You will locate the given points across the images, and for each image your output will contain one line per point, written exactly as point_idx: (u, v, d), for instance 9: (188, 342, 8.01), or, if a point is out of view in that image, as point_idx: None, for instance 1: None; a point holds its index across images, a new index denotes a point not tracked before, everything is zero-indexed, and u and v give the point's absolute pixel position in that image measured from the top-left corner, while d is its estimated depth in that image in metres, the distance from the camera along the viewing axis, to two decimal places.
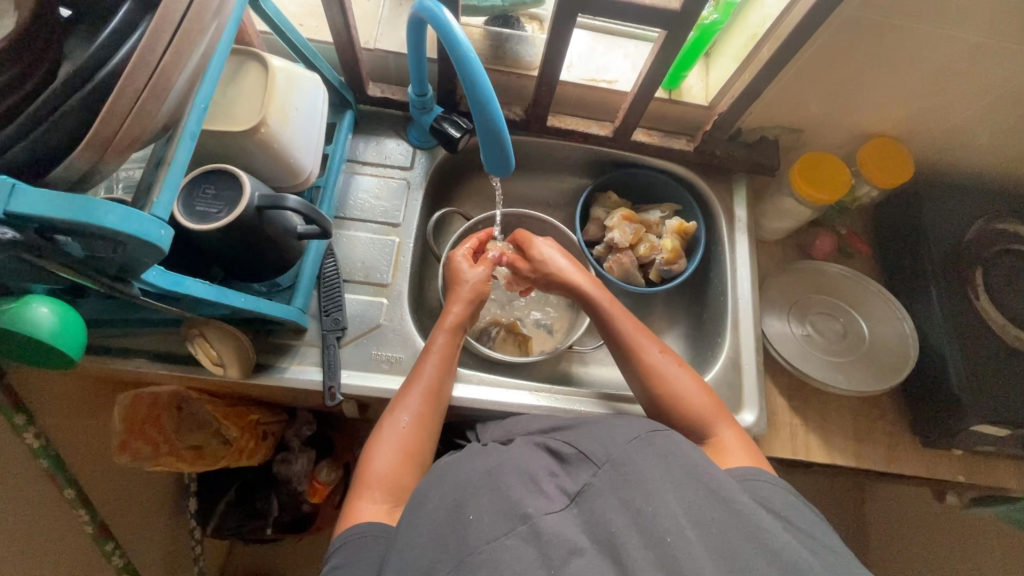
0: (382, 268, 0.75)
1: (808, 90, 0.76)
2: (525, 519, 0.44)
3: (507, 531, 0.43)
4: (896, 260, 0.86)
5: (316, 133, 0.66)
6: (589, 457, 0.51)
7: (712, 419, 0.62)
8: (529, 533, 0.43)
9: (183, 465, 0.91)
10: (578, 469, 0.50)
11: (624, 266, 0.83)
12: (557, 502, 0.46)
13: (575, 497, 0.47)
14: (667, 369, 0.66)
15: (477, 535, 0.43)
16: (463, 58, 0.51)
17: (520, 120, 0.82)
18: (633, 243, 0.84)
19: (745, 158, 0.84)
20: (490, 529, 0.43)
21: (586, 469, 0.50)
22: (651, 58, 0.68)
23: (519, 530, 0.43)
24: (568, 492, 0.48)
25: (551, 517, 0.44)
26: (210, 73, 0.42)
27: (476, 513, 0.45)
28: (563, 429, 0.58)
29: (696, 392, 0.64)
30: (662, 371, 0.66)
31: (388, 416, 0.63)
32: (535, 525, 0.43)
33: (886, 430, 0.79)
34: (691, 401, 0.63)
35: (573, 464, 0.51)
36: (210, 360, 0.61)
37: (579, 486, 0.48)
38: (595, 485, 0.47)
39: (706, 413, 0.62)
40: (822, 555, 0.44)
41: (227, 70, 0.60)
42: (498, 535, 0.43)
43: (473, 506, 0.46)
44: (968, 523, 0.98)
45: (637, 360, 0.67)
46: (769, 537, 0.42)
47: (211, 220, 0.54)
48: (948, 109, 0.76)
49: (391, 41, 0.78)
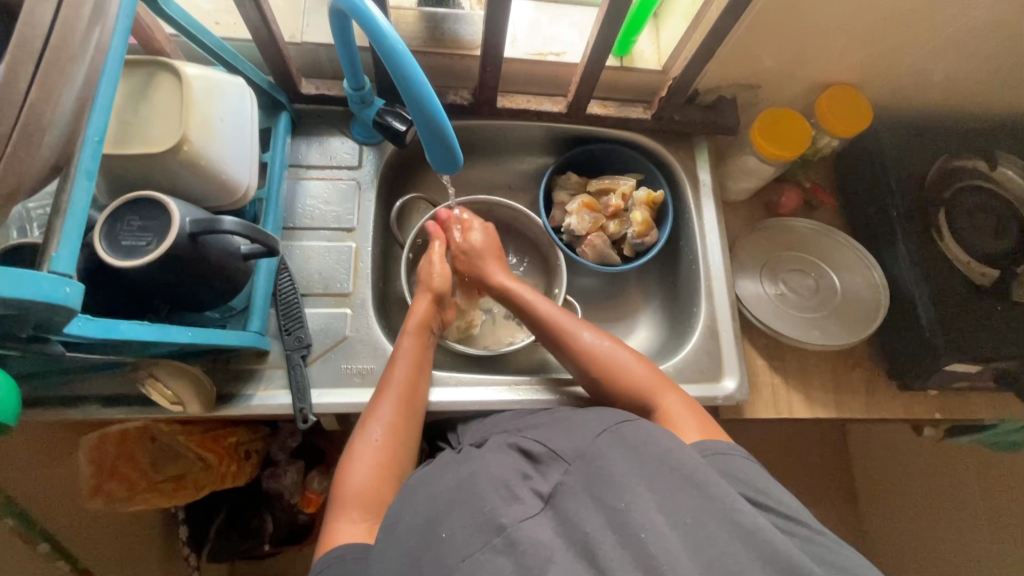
0: (341, 277, 0.71)
1: (760, 45, 0.73)
2: (500, 531, 0.42)
3: (482, 544, 0.42)
4: (860, 208, 0.85)
5: (249, 143, 0.61)
6: (559, 455, 0.51)
7: (655, 391, 0.63)
8: (504, 544, 0.41)
9: (164, 499, 0.88)
10: (550, 469, 0.50)
11: (596, 253, 0.81)
12: (533, 507, 0.45)
13: (549, 499, 0.46)
14: (603, 350, 0.67)
15: (451, 553, 0.42)
16: (390, 50, 0.47)
17: (468, 104, 0.78)
18: (595, 231, 0.82)
19: (703, 120, 0.81)
20: (464, 545, 0.42)
21: (557, 467, 0.49)
22: (597, 26, 0.64)
23: (495, 543, 0.42)
24: (542, 494, 0.46)
25: (527, 524, 0.43)
26: (101, 101, 0.39)
27: (449, 530, 0.44)
28: (533, 428, 0.57)
29: (634, 364, 0.65)
30: (597, 352, 0.67)
31: (361, 431, 0.61)
32: (511, 535, 0.42)
33: (864, 377, 0.80)
34: (630, 375, 0.64)
35: (545, 464, 0.50)
36: (167, 400, 0.58)
37: (552, 487, 0.47)
38: (567, 484, 0.47)
39: (645, 385, 0.63)
40: (797, 543, 0.45)
41: (137, 84, 0.54)
42: (473, 550, 0.42)
43: (446, 523, 0.45)
44: (947, 453, 1.02)
45: (574, 346, 0.68)
46: (743, 517, 0.42)
47: (140, 253, 0.49)
48: (898, 49, 0.74)
49: (319, 32, 0.72)
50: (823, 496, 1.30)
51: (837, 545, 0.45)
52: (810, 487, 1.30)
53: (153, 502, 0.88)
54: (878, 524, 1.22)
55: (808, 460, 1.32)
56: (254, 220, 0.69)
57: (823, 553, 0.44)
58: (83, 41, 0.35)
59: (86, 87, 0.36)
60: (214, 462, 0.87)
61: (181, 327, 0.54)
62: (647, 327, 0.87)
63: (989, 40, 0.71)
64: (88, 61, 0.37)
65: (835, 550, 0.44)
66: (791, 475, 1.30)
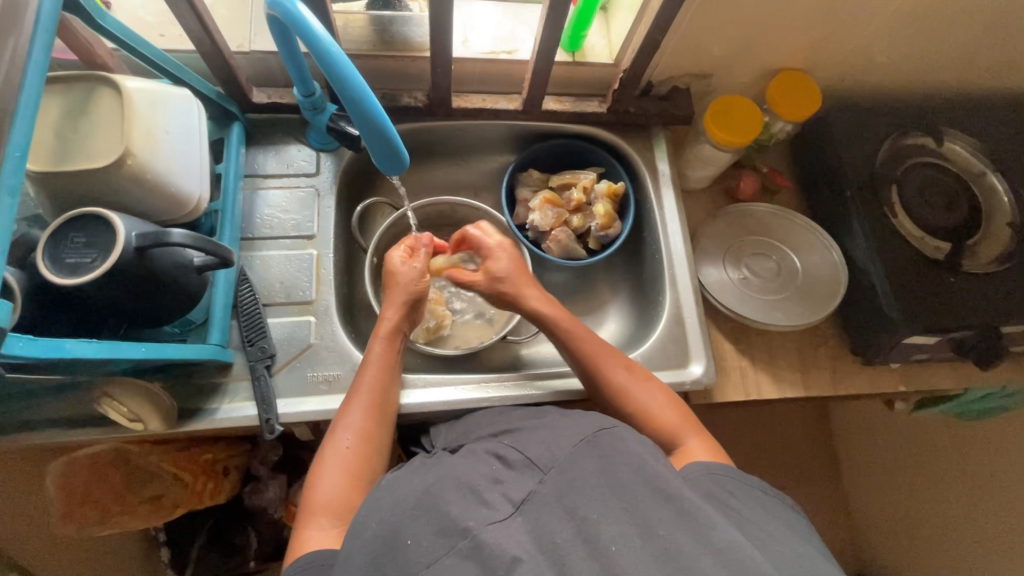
0: (303, 284, 0.71)
1: (707, 34, 0.75)
2: (465, 534, 0.43)
3: (448, 549, 0.42)
4: (817, 190, 0.87)
5: (197, 154, 0.61)
6: (536, 463, 0.50)
7: (680, 431, 0.62)
8: (470, 548, 0.42)
9: (140, 520, 0.87)
10: (523, 475, 0.49)
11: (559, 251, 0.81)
12: (502, 512, 0.45)
13: (519, 505, 0.46)
14: (633, 385, 0.65)
15: (416, 559, 0.42)
16: (325, 52, 0.47)
17: (424, 106, 0.78)
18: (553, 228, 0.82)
19: (658, 110, 0.83)
20: (429, 551, 0.42)
21: (532, 475, 0.49)
22: (542, 23, 0.65)
23: (460, 546, 0.42)
24: (513, 500, 0.46)
25: (494, 527, 0.43)
26: (23, 113, 0.38)
27: (413, 537, 0.44)
28: (510, 434, 0.57)
29: (664, 405, 0.64)
30: (627, 387, 0.65)
31: (331, 438, 0.61)
32: (477, 539, 0.42)
33: (829, 355, 0.82)
34: (658, 416, 0.63)
35: (519, 470, 0.50)
36: (124, 418, 0.57)
37: (525, 494, 0.47)
38: (540, 493, 0.47)
39: (674, 425, 0.62)
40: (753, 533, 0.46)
41: (75, 101, 0.54)
42: (438, 556, 0.42)
43: (410, 529, 0.44)
44: (921, 424, 1.04)
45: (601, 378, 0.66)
46: (714, 534, 0.42)
47: (86, 271, 0.49)
48: (840, 33, 0.76)
49: (267, 41, 0.72)
50: (808, 476, 1.32)
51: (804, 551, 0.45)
52: (793, 467, 1.31)
53: (128, 524, 0.87)
54: (864, 502, 1.24)
55: (791, 441, 1.33)
56: (210, 232, 0.68)
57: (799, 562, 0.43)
58: None
59: None
60: (189, 481, 0.85)
61: (136, 343, 0.53)
62: (616, 318, 0.88)
63: (925, 20, 0.73)
64: None
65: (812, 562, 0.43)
66: (776, 457, 1.31)
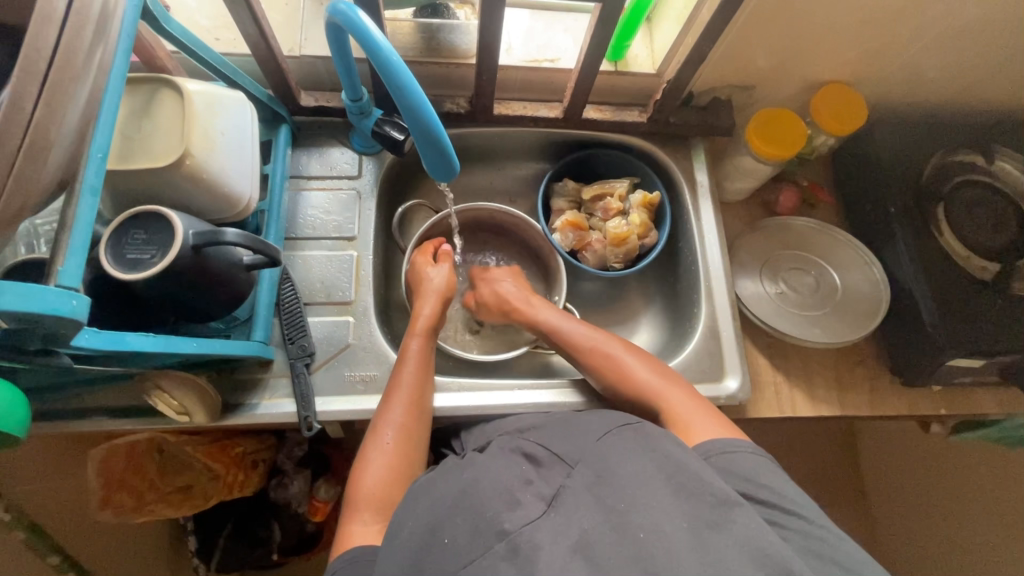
0: (343, 285, 0.72)
1: (753, 46, 0.74)
2: (502, 536, 0.42)
3: (484, 551, 0.42)
4: (859, 205, 0.86)
5: (250, 155, 0.62)
6: (563, 459, 0.51)
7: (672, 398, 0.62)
8: (506, 550, 0.41)
9: (172, 509, 0.89)
10: (552, 472, 0.50)
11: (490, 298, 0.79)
12: (535, 509, 0.44)
13: (551, 501, 0.46)
14: (613, 355, 0.67)
15: (451, 561, 0.42)
16: (386, 62, 0.48)
17: (465, 112, 0.79)
18: (626, 245, 0.80)
19: (699, 122, 0.82)
20: (466, 550, 0.42)
21: (560, 470, 0.50)
22: (589, 32, 0.66)
23: (498, 548, 0.42)
24: (545, 496, 0.46)
25: (530, 527, 0.42)
26: (104, 118, 0.40)
27: (450, 536, 0.44)
28: (534, 430, 0.58)
29: (642, 367, 0.65)
30: (608, 356, 0.67)
31: (372, 434, 0.61)
32: (513, 540, 0.42)
33: (867, 374, 0.80)
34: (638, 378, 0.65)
35: (548, 467, 0.51)
36: (174, 410, 0.59)
37: (555, 489, 0.47)
38: (570, 486, 0.47)
39: (657, 386, 0.63)
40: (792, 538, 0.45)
41: (140, 102, 0.55)
42: (475, 557, 0.42)
43: (448, 528, 0.45)
44: (957, 449, 1.01)
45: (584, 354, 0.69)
46: (740, 523, 0.42)
47: (145, 267, 0.50)
48: (891, 47, 0.75)
49: (317, 46, 0.74)
50: (834, 496, 1.29)
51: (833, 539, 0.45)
52: (818, 487, 1.29)
53: (160, 512, 0.89)
54: (890, 525, 1.21)
55: (817, 459, 1.31)
56: (256, 231, 0.70)
57: (823, 548, 0.44)
58: (87, 59, 0.36)
59: (88, 106, 0.38)
60: (221, 473, 0.87)
61: (188, 337, 0.55)
62: (648, 329, 0.88)
63: (981, 35, 0.72)
64: (92, 79, 0.38)
65: (836, 545, 0.44)
66: (800, 475, 1.29)
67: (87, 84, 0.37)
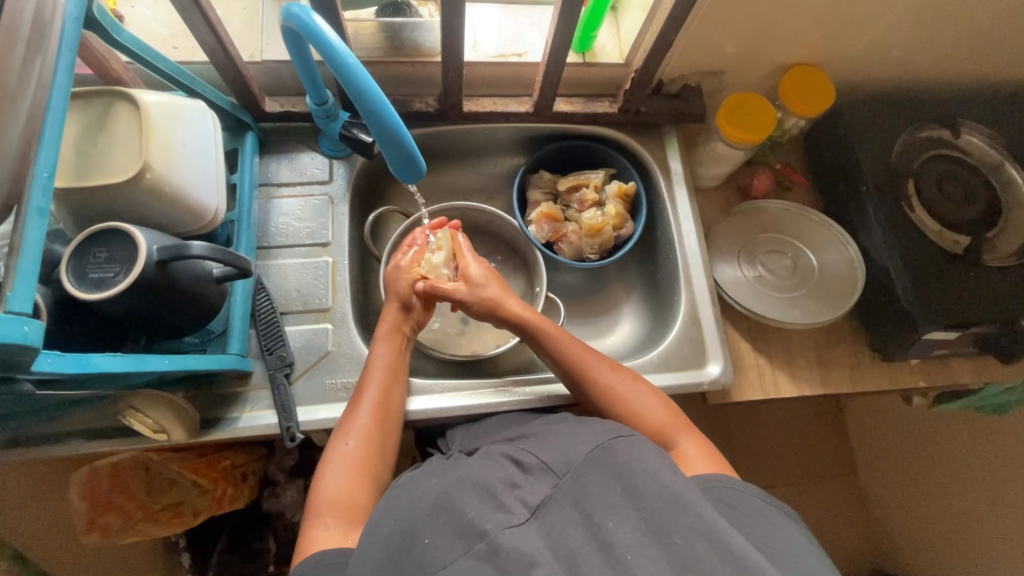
0: (320, 292, 0.71)
1: (719, 32, 0.74)
2: (483, 536, 0.42)
3: (464, 550, 0.42)
4: (832, 185, 0.86)
5: (213, 165, 0.61)
6: (550, 467, 0.50)
7: (671, 431, 0.61)
8: (486, 550, 0.41)
9: (161, 527, 0.88)
10: (538, 479, 0.49)
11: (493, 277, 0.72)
12: (518, 516, 0.44)
13: (536, 509, 0.45)
14: (619, 387, 0.65)
15: (434, 559, 0.42)
16: (342, 64, 0.47)
17: (435, 110, 0.78)
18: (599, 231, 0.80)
19: (669, 110, 0.82)
20: (446, 551, 0.42)
21: (546, 480, 0.48)
22: (553, 25, 0.65)
23: (477, 548, 0.42)
24: (529, 504, 0.46)
25: (510, 532, 0.43)
26: (49, 137, 0.39)
27: (431, 537, 0.44)
28: (523, 438, 0.57)
29: (651, 403, 0.63)
30: (615, 390, 0.65)
31: (336, 440, 0.61)
32: (493, 542, 0.42)
33: (847, 351, 0.81)
34: (645, 415, 0.63)
35: (535, 475, 0.49)
36: (149, 429, 0.58)
37: (540, 499, 0.46)
38: (556, 497, 0.46)
39: (663, 426, 0.62)
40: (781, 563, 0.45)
41: (94, 115, 0.54)
42: (455, 556, 0.42)
43: (429, 529, 0.44)
44: (941, 420, 1.03)
45: (589, 380, 0.66)
46: (732, 543, 0.41)
47: (108, 285, 0.49)
48: (855, 26, 0.75)
49: (279, 50, 0.72)
50: (824, 473, 1.30)
51: (786, 537, 0.48)
52: (808, 464, 1.30)
53: (150, 531, 0.88)
54: (880, 496, 1.22)
55: (806, 437, 1.32)
56: (227, 242, 0.69)
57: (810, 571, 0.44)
58: (23, 76, 0.35)
59: (32, 125, 0.37)
60: (208, 488, 0.86)
61: (160, 355, 0.54)
62: (631, 319, 0.88)
63: (943, 12, 0.72)
64: (32, 96, 0.37)
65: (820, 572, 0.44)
66: (791, 453, 1.30)
67: (25, 104, 0.36)
